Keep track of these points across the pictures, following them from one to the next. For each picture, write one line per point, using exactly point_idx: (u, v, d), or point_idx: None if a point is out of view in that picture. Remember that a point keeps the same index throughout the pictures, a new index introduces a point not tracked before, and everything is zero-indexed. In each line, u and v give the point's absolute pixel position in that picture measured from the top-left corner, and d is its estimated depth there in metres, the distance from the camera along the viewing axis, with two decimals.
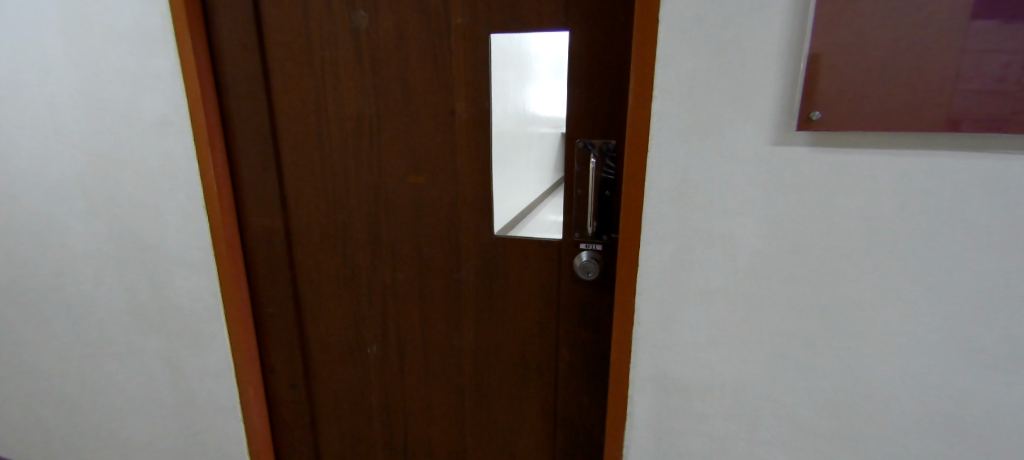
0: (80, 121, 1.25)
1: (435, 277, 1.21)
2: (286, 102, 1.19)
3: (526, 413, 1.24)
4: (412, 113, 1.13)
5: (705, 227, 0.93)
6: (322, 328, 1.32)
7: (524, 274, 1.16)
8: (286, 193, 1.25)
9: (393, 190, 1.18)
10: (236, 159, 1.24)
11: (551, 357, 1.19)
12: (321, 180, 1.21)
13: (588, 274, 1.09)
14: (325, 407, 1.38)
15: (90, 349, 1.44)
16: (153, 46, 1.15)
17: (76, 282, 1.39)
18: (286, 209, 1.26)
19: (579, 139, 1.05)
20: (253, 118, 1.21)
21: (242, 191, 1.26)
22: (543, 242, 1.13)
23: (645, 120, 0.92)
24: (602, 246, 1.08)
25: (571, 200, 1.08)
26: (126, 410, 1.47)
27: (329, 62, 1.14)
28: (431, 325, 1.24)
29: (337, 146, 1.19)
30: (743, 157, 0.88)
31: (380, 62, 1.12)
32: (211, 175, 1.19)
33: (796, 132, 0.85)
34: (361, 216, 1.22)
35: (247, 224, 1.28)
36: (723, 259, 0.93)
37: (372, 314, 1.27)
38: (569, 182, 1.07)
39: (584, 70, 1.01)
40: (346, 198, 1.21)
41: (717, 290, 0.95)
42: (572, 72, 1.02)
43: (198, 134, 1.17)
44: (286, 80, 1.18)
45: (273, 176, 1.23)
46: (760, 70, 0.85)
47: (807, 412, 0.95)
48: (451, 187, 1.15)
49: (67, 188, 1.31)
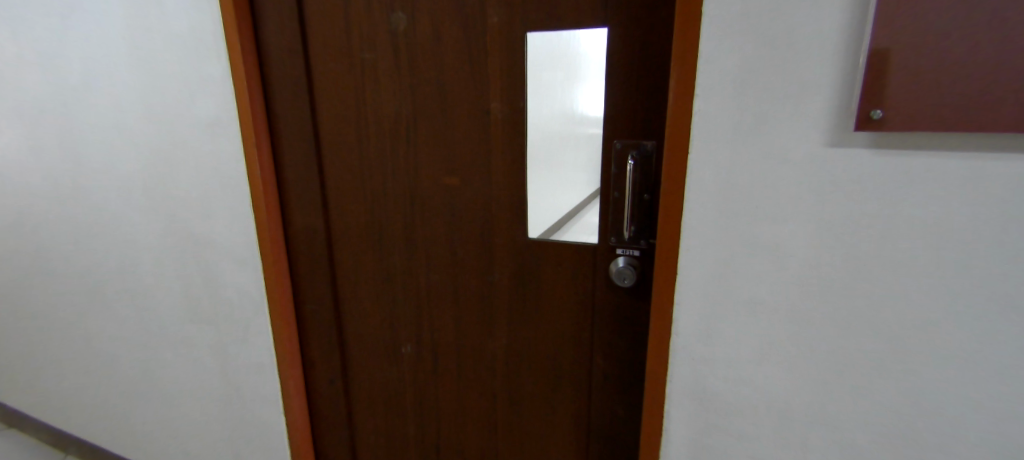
0: (141, 123, 1.33)
1: (468, 279, 1.20)
2: (327, 102, 1.21)
3: (558, 421, 1.21)
4: (448, 112, 1.12)
5: (748, 234, 0.87)
6: (359, 326, 1.34)
7: (559, 278, 1.12)
8: (327, 192, 1.27)
9: (428, 190, 1.18)
10: (282, 159, 1.28)
11: (584, 365, 1.15)
12: (359, 180, 1.23)
13: (623, 281, 1.04)
14: (362, 403, 1.40)
15: (148, 338, 1.53)
16: (206, 50, 1.20)
17: (137, 274, 1.48)
18: (326, 208, 1.28)
19: (617, 139, 1.01)
20: (296, 119, 1.24)
21: (286, 191, 1.30)
22: (579, 247, 1.10)
23: (687, 121, 0.87)
24: (639, 251, 1.03)
25: (609, 202, 1.04)
26: (181, 399, 1.55)
27: (367, 64, 1.15)
28: (464, 329, 1.23)
29: (375, 146, 1.20)
30: (791, 160, 0.82)
31: (416, 63, 1.12)
32: (257, 174, 1.23)
33: (854, 133, 0.78)
34: (396, 216, 1.22)
35: (291, 223, 1.32)
36: (767, 270, 0.87)
37: (407, 313, 1.28)
38: (606, 185, 1.03)
39: (622, 69, 0.98)
40: (382, 198, 1.22)
41: (761, 302, 0.89)
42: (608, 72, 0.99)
43: (245, 135, 1.21)
44: (328, 82, 1.20)
45: (314, 177, 1.26)
46: (812, 65, 0.78)
47: (860, 438, 0.87)
48: (483, 187, 1.14)
49: (130, 186, 1.40)
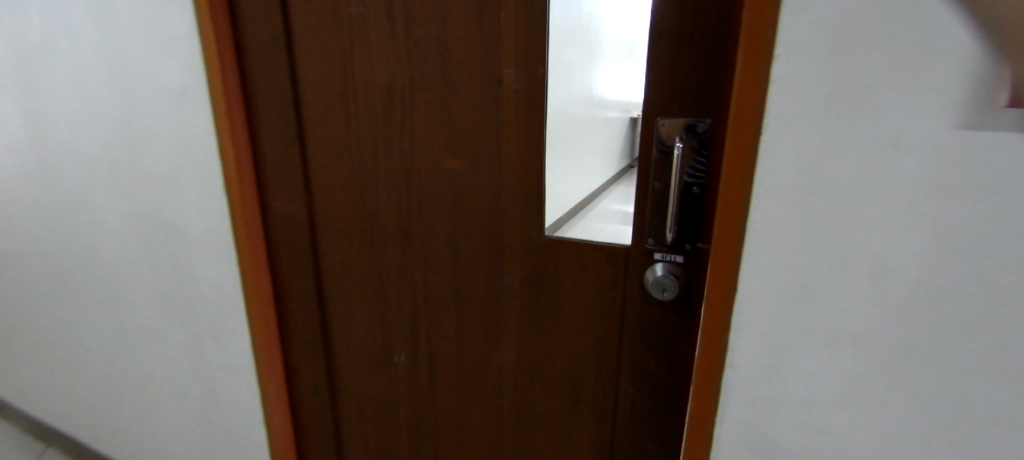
0: (102, 90, 1.15)
1: (473, 282, 1.01)
2: (311, 68, 1.02)
3: (574, 451, 1.03)
4: (451, 81, 0.92)
5: (841, 242, 0.65)
6: (347, 330, 1.16)
7: (581, 287, 0.93)
8: (310, 174, 1.09)
9: (427, 175, 0.99)
10: (259, 135, 1.09)
11: (608, 390, 0.96)
12: (348, 161, 1.04)
13: (663, 293, 0.84)
14: (350, 416, 1.23)
15: (121, 330, 1.39)
16: (169, 3, 1.01)
17: (106, 261, 1.32)
18: (309, 193, 1.10)
19: (660, 118, 0.80)
20: (274, 87, 1.04)
21: (264, 172, 1.11)
22: (606, 249, 0.90)
23: (763, 91, 0.65)
24: (683, 258, 0.83)
25: (648, 195, 0.84)
26: (158, 398, 1.41)
27: (357, 21, 0.96)
28: (467, 339, 1.05)
29: (365, 121, 1.00)
30: (904, 149, 0.60)
31: (415, 20, 0.92)
32: (229, 152, 1.05)
33: (1004, 113, 0.55)
34: (389, 205, 1.04)
35: (271, 209, 1.13)
36: (862, 292, 0.65)
37: (401, 318, 1.10)
38: (644, 173, 0.83)
39: (674, 25, 0.77)
40: (373, 183, 1.03)
41: (849, 333, 0.67)
42: (655, 30, 0.78)
43: (216, 104, 1.03)
44: (311, 43, 1.00)
45: (296, 156, 1.07)
46: (948, 17, 0.55)
47: None
48: (492, 173, 0.94)
49: (94, 163, 1.23)
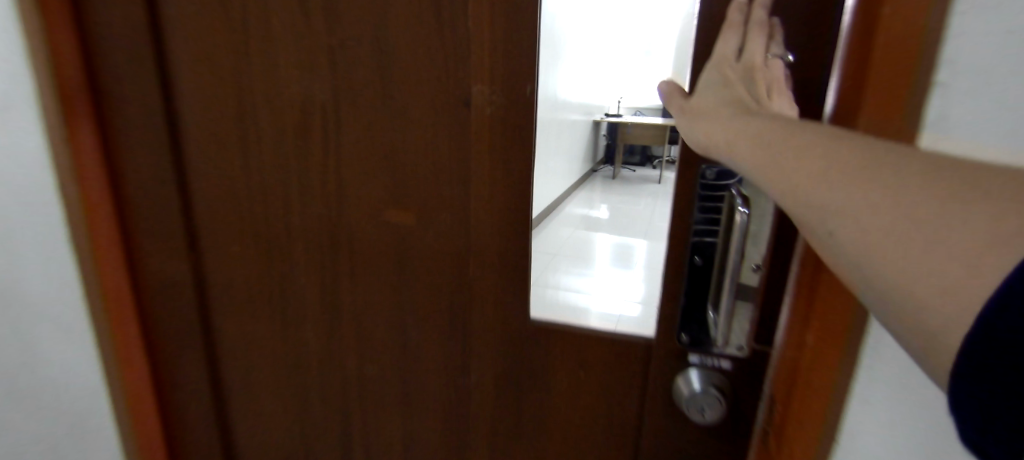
0: None
1: (429, 379, 0.74)
2: (188, 77, 0.70)
3: None
4: (396, 101, 0.64)
5: None
6: (256, 436, 0.84)
7: (581, 389, 0.69)
8: (195, 224, 0.76)
9: (362, 232, 0.69)
10: (118, 167, 0.75)
11: None
12: (247, 208, 0.73)
13: (704, 414, 0.60)
14: None
15: None
16: None
17: None
18: (195, 253, 0.77)
19: (709, 166, 0.54)
20: (135, 99, 0.71)
21: (128, 219, 0.78)
22: (621, 338, 0.66)
23: None
24: (733, 364, 0.60)
25: (683, 274, 0.58)
26: None
27: (254, 9, 0.65)
28: (421, 450, 0.78)
29: (270, 154, 0.69)
30: None
31: (339, 9, 0.62)
32: (77, 193, 0.73)
33: None
34: (307, 273, 0.73)
35: (140, 272, 0.80)
36: None
37: (330, 422, 0.80)
38: (678, 243, 0.57)
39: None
40: (284, 241, 0.73)
41: None
42: (701, 45, 0.52)
43: (53, 126, 0.71)
44: (186, 40, 0.68)
45: (173, 199, 0.75)
46: None
47: None
48: (451, 232, 0.66)
49: None
